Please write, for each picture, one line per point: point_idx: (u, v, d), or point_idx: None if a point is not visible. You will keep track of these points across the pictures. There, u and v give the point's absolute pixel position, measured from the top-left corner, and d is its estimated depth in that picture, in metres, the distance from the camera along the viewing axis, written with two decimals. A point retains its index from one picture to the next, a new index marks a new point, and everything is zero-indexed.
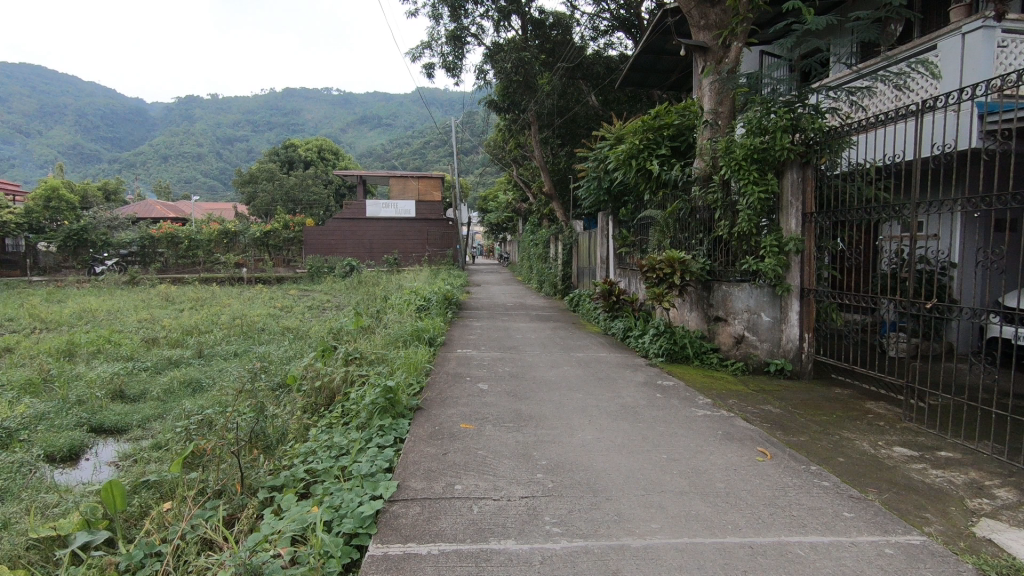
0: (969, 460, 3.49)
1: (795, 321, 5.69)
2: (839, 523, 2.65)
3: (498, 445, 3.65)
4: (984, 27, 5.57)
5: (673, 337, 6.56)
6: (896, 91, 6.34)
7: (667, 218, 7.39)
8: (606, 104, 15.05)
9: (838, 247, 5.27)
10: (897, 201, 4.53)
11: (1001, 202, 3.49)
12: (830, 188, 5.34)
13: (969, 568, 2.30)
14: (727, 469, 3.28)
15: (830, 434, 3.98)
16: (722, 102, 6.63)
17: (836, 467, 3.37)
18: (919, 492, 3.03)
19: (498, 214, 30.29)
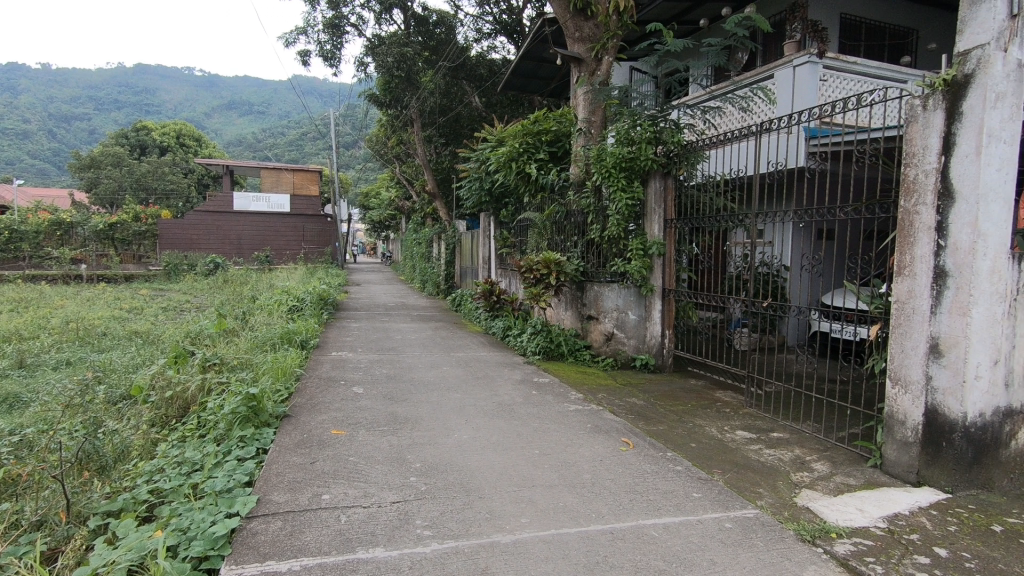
0: (795, 439, 4.00)
1: (657, 319, 6.15)
2: (689, 503, 2.90)
3: (371, 450, 3.54)
4: (809, 62, 6.38)
5: (549, 336, 6.81)
6: (742, 112, 7.08)
7: (545, 220, 7.67)
8: (489, 107, 15.31)
9: (693, 251, 5.79)
10: (742, 211, 5.06)
11: (823, 215, 4.02)
12: (686, 197, 5.83)
13: (791, 534, 2.63)
14: (593, 460, 3.46)
15: (684, 422, 4.37)
16: (594, 112, 7.04)
17: (688, 452, 3.70)
18: (756, 470, 3.40)
19: (381, 212, 29.49)
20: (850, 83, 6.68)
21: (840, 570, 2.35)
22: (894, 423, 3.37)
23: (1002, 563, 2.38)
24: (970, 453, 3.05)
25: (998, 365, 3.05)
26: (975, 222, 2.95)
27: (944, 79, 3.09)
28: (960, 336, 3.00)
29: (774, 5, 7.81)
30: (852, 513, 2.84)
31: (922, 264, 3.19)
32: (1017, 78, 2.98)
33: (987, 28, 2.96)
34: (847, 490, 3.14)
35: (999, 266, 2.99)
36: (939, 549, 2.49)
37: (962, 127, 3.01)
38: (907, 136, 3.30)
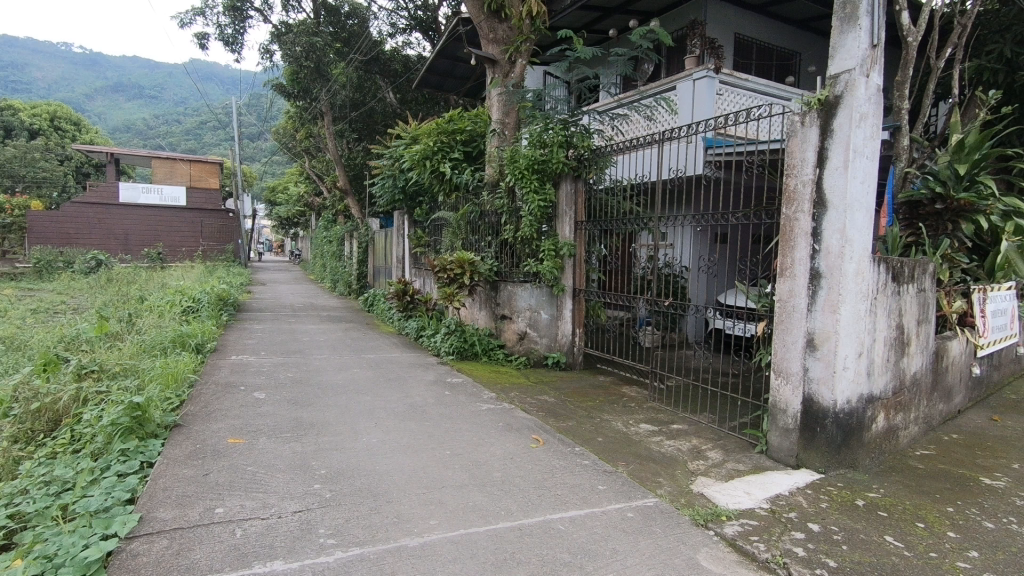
0: (693, 429, 4.26)
1: (567, 318, 6.33)
2: (595, 496, 3.00)
3: (272, 458, 3.36)
4: (708, 77, 6.81)
5: (463, 336, 6.81)
6: (647, 121, 7.45)
7: (460, 220, 7.66)
8: (403, 103, 14.95)
9: (602, 252, 6.00)
10: (646, 214, 5.31)
11: (719, 220, 4.31)
12: (596, 200, 6.04)
13: (687, 520, 2.79)
14: (504, 458, 3.49)
15: (592, 417, 4.52)
16: (508, 113, 7.13)
17: (595, 446, 3.83)
18: (656, 461, 3.58)
19: (289, 208, 28.10)
20: (742, 98, 7.22)
21: (728, 549, 2.53)
22: (777, 412, 3.67)
23: (863, 533, 2.66)
24: (839, 436, 3.39)
25: (863, 357, 3.42)
26: (843, 229, 3.28)
27: (819, 99, 3.41)
28: (831, 331, 3.32)
29: (676, 21, 8.30)
30: (740, 497, 3.06)
31: (800, 266, 3.50)
32: (877, 101, 3.35)
33: (853, 55, 3.30)
34: (736, 475, 3.39)
35: (863, 268, 3.34)
36: (813, 524, 2.74)
37: (833, 143, 3.35)
38: (788, 149, 3.61)
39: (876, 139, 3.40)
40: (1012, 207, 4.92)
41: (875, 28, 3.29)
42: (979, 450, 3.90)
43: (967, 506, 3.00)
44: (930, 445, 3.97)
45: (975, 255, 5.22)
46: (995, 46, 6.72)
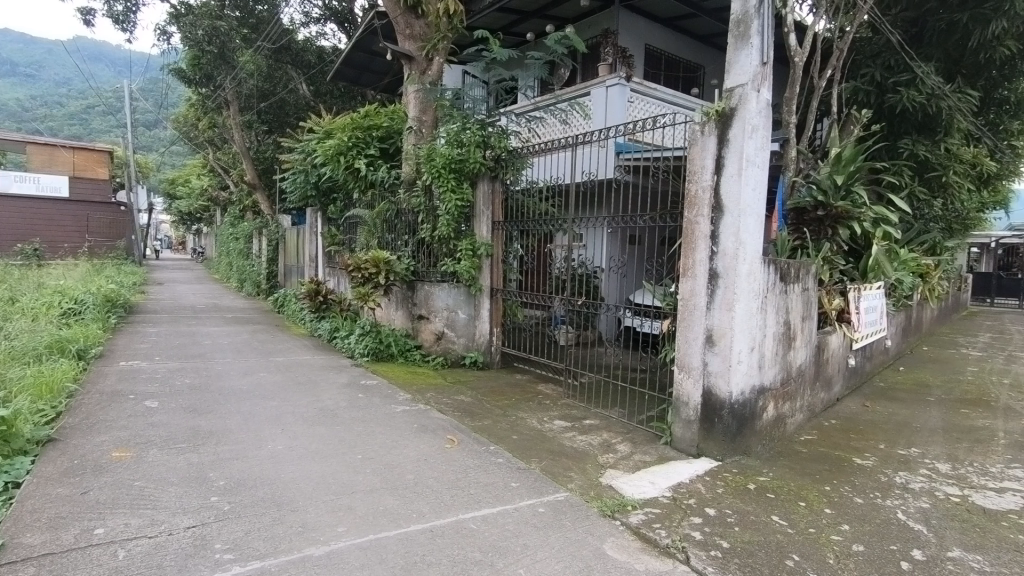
0: (604, 424, 4.42)
1: (485, 317, 6.36)
2: (507, 493, 3.03)
3: (165, 471, 3.12)
4: (620, 85, 7.07)
5: (378, 337, 6.64)
6: (562, 125, 7.64)
7: (375, 218, 7.48)
8: (317, 96, 14.46)
9: (519, 252, 6.08)
10: (561, 215, 5.44)
11: (629, 222, 4.48)
12: (513, 200, 6.11)
13: (595, 511, 2.88)
14: (418, 460, 3.45)
15: (508, 416, 4.56)
16: (425, 111, 7.05)
17: (510, 444, 3.87)
18: (568, 456, 3.68)
19: (190, 202, 26.23)
20: (651, 106, 7.58)
21: (633, 538, 2.64)
22: (680, 404, 3.88)
23: (753, 515, 2.87)
24: (734, 425, 3.64)
25: (755, 351, 3.69)
26: (737, 232, 3.52)
27: (716, 110, 3.64)
28: (727, 327, 3.56)
29: (591, 29, 8.56)
30: (645, 486, 3.21)
31: (700, 267, 3.73)
32: (766, 115, 3.63)
33: (746, 70, 3.55)
34: (642, 467, 3.54)
35: (754, 269, 3.60)
36: (710, 509, 2.92)
37: (728, 152, 3.59)
38: (690, 156, 3.82)
39: (765, 150, 3.67)
40: (880, 214, 5.51)
41: (764, 47, 3.55)
42: (852, 433, 4.32)
43: (841, 484, 3.32)
44: (813, 431, 4.36)
45: (851, 257, 5.77)
46: (868, 70, 7.48)
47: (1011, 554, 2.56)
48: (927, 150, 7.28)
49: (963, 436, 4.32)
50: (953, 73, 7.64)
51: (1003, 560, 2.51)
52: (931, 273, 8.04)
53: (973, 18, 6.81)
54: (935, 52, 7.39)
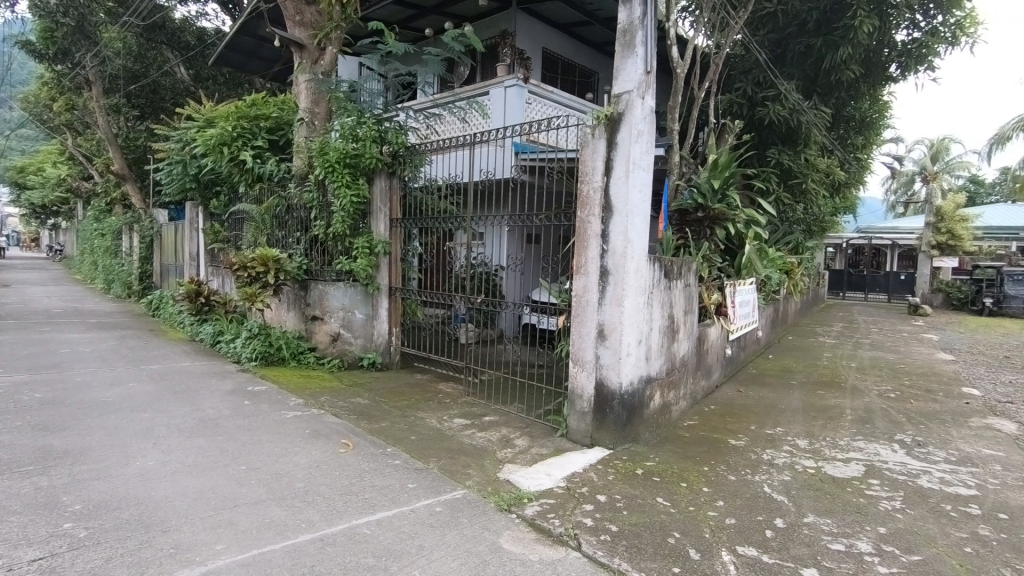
0: (502, 420, 4.47)
1: (383, 317, 6.19)
2: (404, 495, 2.99)
3: (5, 499, 2.73)
4: (517, 86, 7.18)
5: (267, 340, 6.25)
6: (461, 123, 7.63)
7: (263, 214, 7.05)
8: (197, 81, 13.38)
9: (418, 251, 6.01)
10: (461, 214, 5.43)
11: (526, 221, 4.55)
12: (411, 197, 6.01)
13: (492, 507, 2.91)
14: (308, 467, 3.29)
15: (407, 416, 4.48)
16: (318, 102, 6.77)
17: (408, 444, 3.80)
18: (467, 453, 3.68)
19: (44, 194, 23.16)
20: (547, 108, 7.78)
21: (528, 529, 2.70)
22: (575, 397, 4.02)
23: (640, 498, 3.04)
24: (624, 414, 3.83)
25: (642, 344, 3.90)
26: (625, 232, 3.71)
27: (605, 114, 3.80)
28: (617, 322, 3.74)
29: (489, 30, 8.61)
30: (541, 478, 3.29)
31: (591, 265, 3.89)
32: (651, 121, 3.84)
33: (632, 78, 3.75)
34: (539, 459, 3.63)
35: (641, 266, 3.80)
36: (601, 496, 3.05)
37: (617, 155, 3.76)
38: (582, 157, 3.95)
39: (650, 154, 3.89)
40: (751, 217, 6.05)
41: (648, 57, 3.76)
42: (728, 417, 4.71)
43: (718, 464, 3.61)
44: (694, 416, 4.70)
45: (727, 256, 6.28)
46: (741, 85, 8.21)
47: (854, 516, 2.92)
48: (790, 159, 8.09)
49: (819, 415, 4.87)
50: (810, 91, 8.56)
51: (848, 521, 2.85)
52: (795, 270, 8.97)
53: (826, 44, 7.68)
54: (795, 72, 8.25)
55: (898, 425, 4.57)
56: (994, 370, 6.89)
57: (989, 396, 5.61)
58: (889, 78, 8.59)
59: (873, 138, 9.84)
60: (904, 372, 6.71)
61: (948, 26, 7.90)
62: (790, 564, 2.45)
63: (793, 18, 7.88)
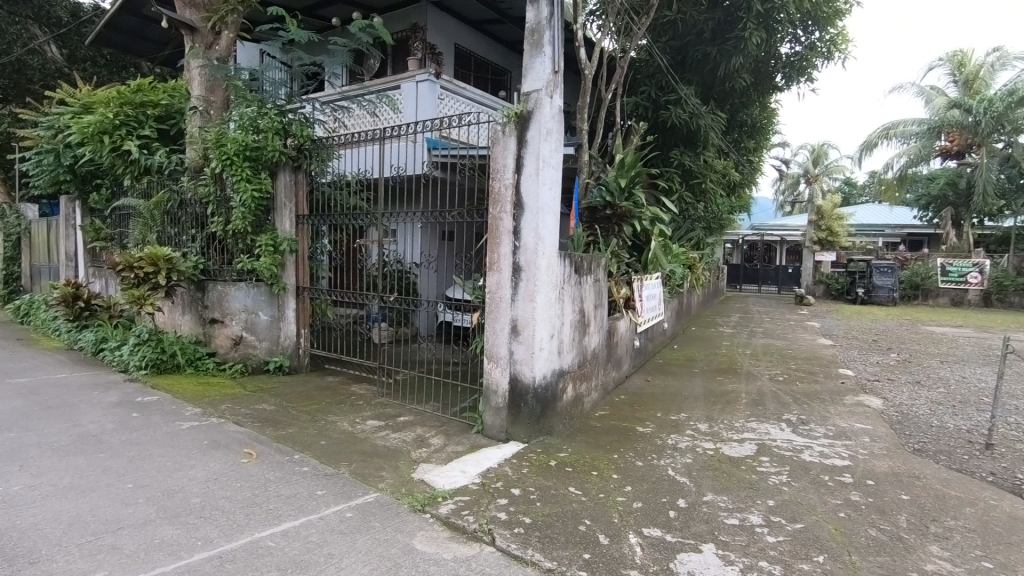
0: (417, 420, 4.41)
1: (291, 318, 5.89)
2: (312, 502, 2.87)
3: None
4: (429, 81, 7.09)
5: (159, 346, 5.77)
6: (371, 117, 7.42)
7: (153, 210, 6.50)
8: (72, 61, 12.23)
9: (328, 249, 5.79)
10: (372, 210, 5.28)
11: (440, 217, 4.48)
12: (318, 193, 5.77)
13: (405, 508, 2.86)
14: (206, 480, 3.08)
15: (316, 420, 4.30)
16: (213, 90, 6.32)
17: (316, 450, 3.65)
18: (380, 455, 3.59)
19: None
20: (460, 104, 7.74)
21: (442, 528, 2.68)
22: (490, 393, 4.03)
23: (553, 489, 3.11)
24: (537, 408, 3.90)
25: (554, 338, 3.98)
26: (536, 228, 3.77)
27: (515, 112, 3.84)
28: (529, 318, 3.80)
29: (399, 22, 8.38)
30: (456, 476, 3.28)
31: (504, 261, 3.92)
32: (559, 120, 3.93)
33: (540, 77, 3.81)
34: (454, 457, 3.61)
35: (552, 262, 3.88)
36: (515, 489, 3.08)
37: (526, 153, 3.82)
38: (493, 154, 3.96)
39: (559, 152, 3.98)
40: (656, 215, 6.35)
41: (555, 57, 3.84)
42: (636, 406, 4.93)
43: (627, 451, 3.76)
44: (605, 407, 4.87)
45: (635, 251, 6.56)
46: (645, 89, 8.59)
47: (747, 492, 3.15)
48: (691, 160, 8.58)
49: (718, 400, 5.20)
50: (708, 97, 9.10)
51: (742, 497, 3.08)
52: (697, 265, 9.54)
53: (720, 53, 8.21)
54: (694, 78, 8.75)
55: (785, 406, 4.99)
56: (864, 353, 7.70)
57: (860, 376, 6.25)
58: (776, 87, 9.32)
59: (763, 142, 10.66)
60: (791, 357, 7.33)
61: (824, 42, 8.70)
62: (691, 541, 2.60)
63: (691, 27, 8.33)
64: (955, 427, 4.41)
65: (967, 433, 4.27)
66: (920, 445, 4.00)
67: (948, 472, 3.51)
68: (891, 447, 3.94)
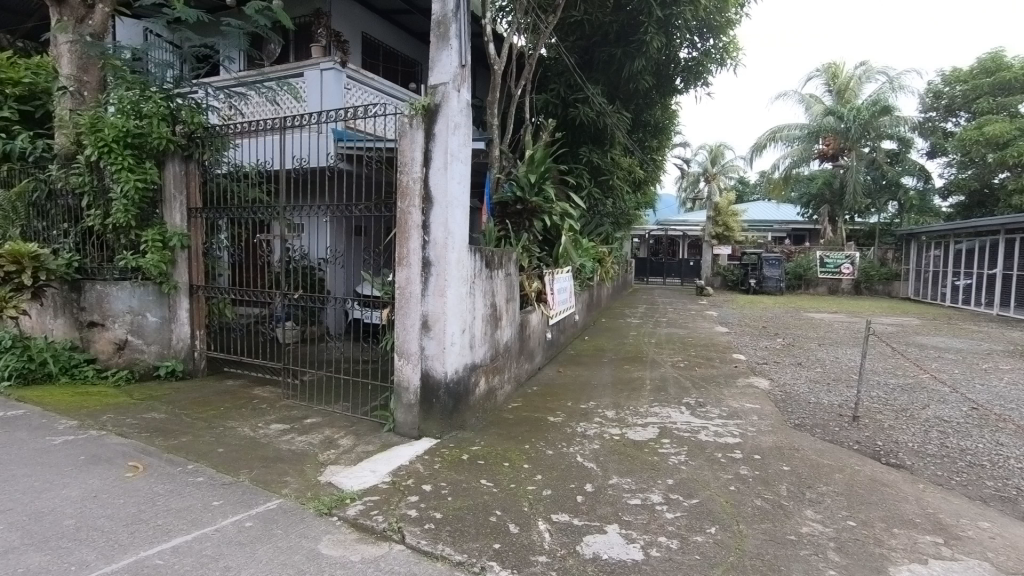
0: (325, 421, 4.25)
1: (184, 319, 5.46)
2: (207, 514, 2.70)
3: None
4: (334, 69, 6.83)
5: (26, 354, 5.16)
6: (271, 105, 7.02)
7: (15, 201, 5.80)
8: None
9: (225, 244, 5.44)
10: (273, 203, 5.01)
11: (349, 211, 4.33)
12: (213, 185, 5.40)
13: (311, 513, 2.76)
14: (83, 499, 2.80)
15: (213, 427, 4.04)
16: (87, 70, 5.70)
17: (213, 458, 3.43)
18: (284, 460, 3.44)
19: None
20: (367, 95, 7.51)
21: (349, 530, 2.61)
22: (401, 390, 3.97)
23: (465, 483, 3.12)
24: (450, 403, 3.90)
25: (465, 333, 3.99)
26: (445, 223, 3.75)
27: (422, 105, 3.79)
28: (440, 313, 3.77)
29: (299, 7, 7.91)
30: (365, 476, 3.20)
31: (413, 256, 3.86)
32: (466, 114, 3.93)
33: (447, 70, 3.78)
34: (363, 457, 3.52)
35: (462, 257, 3.88)
36: (426, 485, 3.06)
37: (434, 147, 3.78)
38: (400, 147, 3.89)
39: (467, 146, 3.98)
40: (565, 210, 6.52)
41: (462, 50, 3.83)
42: (548, 396, 5.05)
43: (538, 441, 3.85)
44: (518, 398, 4.95)
45: (546, 246, 6.70)
46: (555, 87, 8.78)
47: (649, 472, 3.33)
48: (599, 157, 8.88)
49: (624, 387, 5.45)
50: (613, 96, 9.45)
51: (644, 478, 3.25)
52: (606, 259, 9.92)
53: (624, 54, 8.54)
54: (600, 78, 9.05)
55: (685, 390, 5.32)
56: (755, 338, 8.35)
57: (751, 360, 6.78)
58: (675, 89, 9.85)
59: (665, 142, 11.24)
60: (691, 344, 7.81)
61: (717, 49, 9.30)
62: (596, 523, 2.71)
63: (597, 28, 8.60)
64: (829, 403, 4.91)
65: (838, 408, 4.76)
66: (801, 420, 4.40)
67: (822, 443, 3.90)
68: (776, 424, 4.31)
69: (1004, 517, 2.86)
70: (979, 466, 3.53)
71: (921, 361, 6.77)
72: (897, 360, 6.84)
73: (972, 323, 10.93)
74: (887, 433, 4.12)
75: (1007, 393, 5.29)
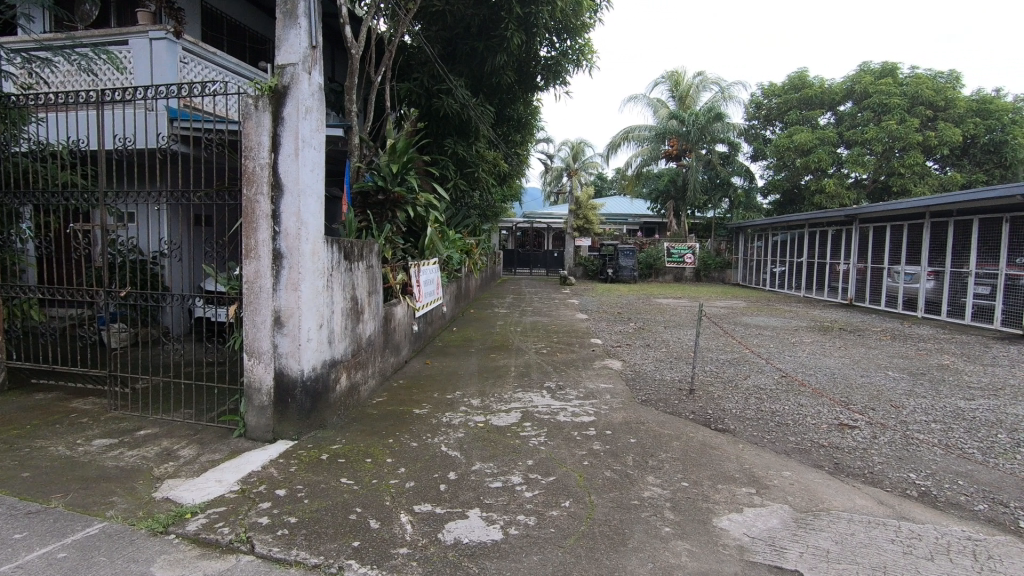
0: (162, 431, 3.82)
1: None
2: (6, 550, 2.31)
3: None
4: (166, 39, 6.10)
5: None
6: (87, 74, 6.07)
7: None
8: None
9: (29, 234, 4.63)
10: (91, 187, 4.35)
11: (187, 198, 3.90)
12: (10, 164, 4.56)
13: (142, 533, 2.48)
14: None
15: (15, 450, 3.44)
16: None
17: (15, 485, 2.93)
18: (109, 479, 3.04)
19: None
20: (208, 71, 6.82)
21: (189, 547, 2.40)
22: (252, 392, 3.69)
23: (323, 483, 3.00)
24: (307, 402, 3.71)
25: (322, 328, 3.81)
26: (297, 212, 3.54)
27: (268, 86, 3.53)
28: (294, 307, 3.56)
29: None
30: (210, 487, 2.94)
31: (263, 248, 3.59)
32: (319, 98, 3.74)
33: (296, 50, 3.56)
34: (208, 467, 3.23)
35: (317, 248, 3.69)
36: (280, 490, 2.90)
37: (283, 131, 3.54)
38: (244, 130, 3.59)
39: (320, 132, 3.79)
40: (430, 201, 6.47)
41: (313, 30, 3.63)
42: (414, 389, 5.01)
43: (402, 434, 3.81)
44: (383, 393, 4.84)
45: (410, 238, 6.62)
46: (418, 76, 8.64)
47: (510, 455, 3.45)
48: (463, 149, 8.93)
49: (490, 375, 5.58)
50: (477, 89, 9.53)
51: (505, 461, 3.36)
52: (474, 250, 10.02)
53: (486, 48, 8.64)
54: (463, 70, 9.08)
55: (546, 375, 5.58)
56: (611, 324, 8.98)
57: (607, 343, 7.29)
58: (536, 86, 10.18)
59: (527, 136, 11.59)
60: (553, 331, 8.19)
61: (574, 50, 9.73)
62: (458, 509, 2.75)
63: (458, 20, 8.60)
64: (671, 379, 5.44)
65: (678, 383, 5.30)
66: (647, 396, 4.84)
67: (664, 415, 4.32)
68: (626, 401, 4.69)
69: (802, 465, 3.40)
70: (785, 425, 4.14)
71: (745, 337, 7.76)
72: (726, 338, 7.76)
73: (784, 304, 12.78)
74: (715, 402, 4.68)
75: (808, 362, 6.26)
